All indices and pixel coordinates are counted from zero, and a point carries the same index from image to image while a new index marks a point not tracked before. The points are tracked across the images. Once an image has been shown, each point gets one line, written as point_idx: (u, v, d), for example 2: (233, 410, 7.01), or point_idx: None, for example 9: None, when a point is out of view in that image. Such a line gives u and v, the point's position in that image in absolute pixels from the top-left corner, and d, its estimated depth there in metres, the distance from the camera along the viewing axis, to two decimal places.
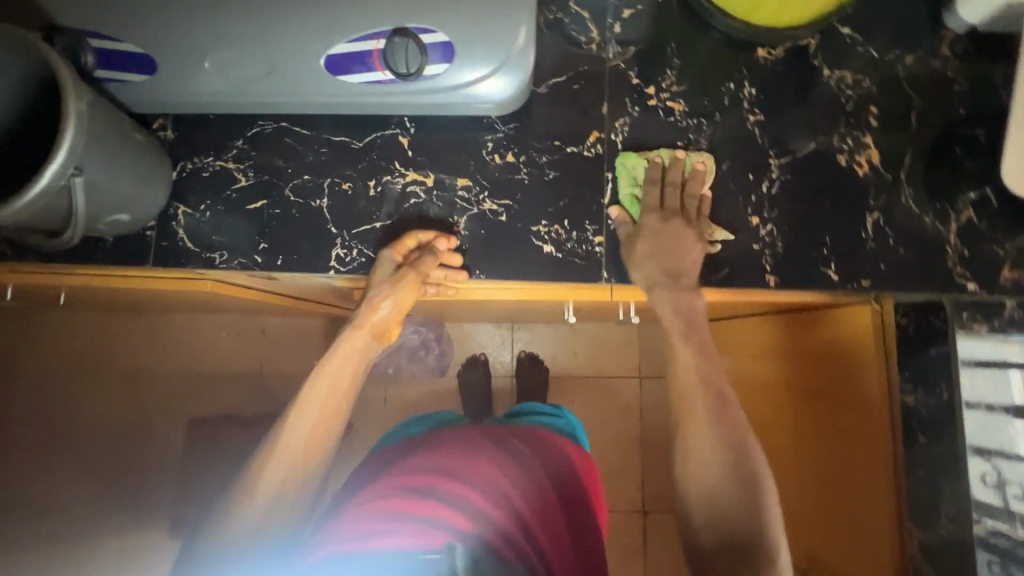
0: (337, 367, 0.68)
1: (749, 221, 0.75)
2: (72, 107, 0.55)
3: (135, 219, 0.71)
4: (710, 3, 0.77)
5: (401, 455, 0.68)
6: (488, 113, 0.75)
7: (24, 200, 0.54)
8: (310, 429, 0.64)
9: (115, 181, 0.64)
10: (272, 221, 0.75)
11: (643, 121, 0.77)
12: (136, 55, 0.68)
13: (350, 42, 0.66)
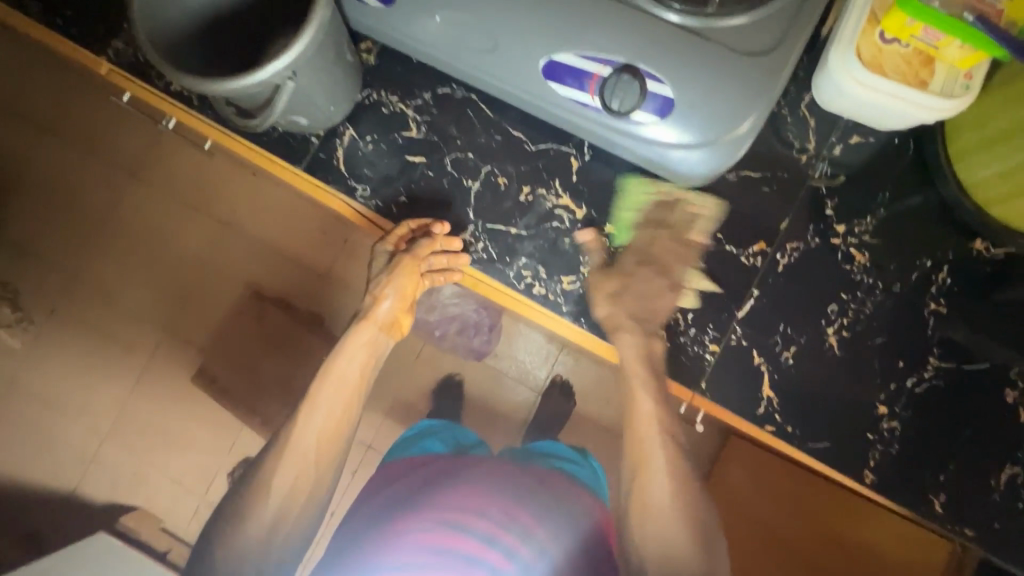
0: (349, 357, 0.72)
1: (876, 408, 0.68)
2: (317, 15, 0.57)
3: (309, 126, 0.74)
4: (950, 169, 0.68)
5: (424, 479, 0.73)
6: (666, 177, 0.72)
7: (239, 83, 0.57)
8: (322, 423, 0.67)
9: (311, 93, 0.66)
10: (421, 181, 0.76)
11: (816, 255, 0.71)
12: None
13: (578, 57, 0.65)
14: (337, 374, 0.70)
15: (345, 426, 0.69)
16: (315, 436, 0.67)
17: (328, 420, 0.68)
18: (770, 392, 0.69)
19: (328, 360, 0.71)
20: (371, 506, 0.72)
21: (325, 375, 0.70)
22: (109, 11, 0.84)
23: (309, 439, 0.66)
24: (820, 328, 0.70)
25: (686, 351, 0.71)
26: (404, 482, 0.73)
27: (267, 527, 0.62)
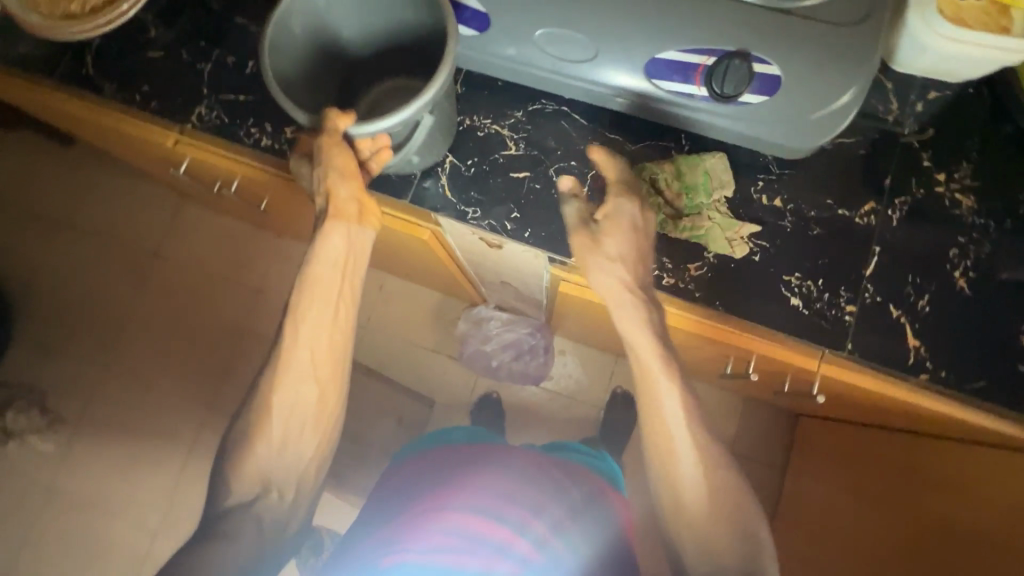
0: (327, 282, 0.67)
1: (1020, 340, 0.70)
2: (452, 49, 0.61)
3: (420, 164, 0.77)
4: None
5: (431, 468, 0.82)
6: (768, 153, 0.75)
7: (386, 122, 0.62)
8: (316, 355, 0.67)
9: (438, 131, 0.73)
10: (529, 194, 0.78)
11: (923, 205, 0.74)
12: (475, 10, 0.71)
13: (683, 53, 0.68)
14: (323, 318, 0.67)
15: (336, 368, 0.68)
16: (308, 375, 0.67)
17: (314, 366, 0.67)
18: (915, 341, 0.70)
19: (336, 311, 0.68)
20: (390, 494, 0.81)
21: (317, 317, 0.67)
22: (187, 80, 0.85)
23: (301, 379, 0.67)
24: (945, 272, 0.72)
25: (824, 317, 0.72)
26: (418, 472, 0.82)
27: (262, 472, 0.66)
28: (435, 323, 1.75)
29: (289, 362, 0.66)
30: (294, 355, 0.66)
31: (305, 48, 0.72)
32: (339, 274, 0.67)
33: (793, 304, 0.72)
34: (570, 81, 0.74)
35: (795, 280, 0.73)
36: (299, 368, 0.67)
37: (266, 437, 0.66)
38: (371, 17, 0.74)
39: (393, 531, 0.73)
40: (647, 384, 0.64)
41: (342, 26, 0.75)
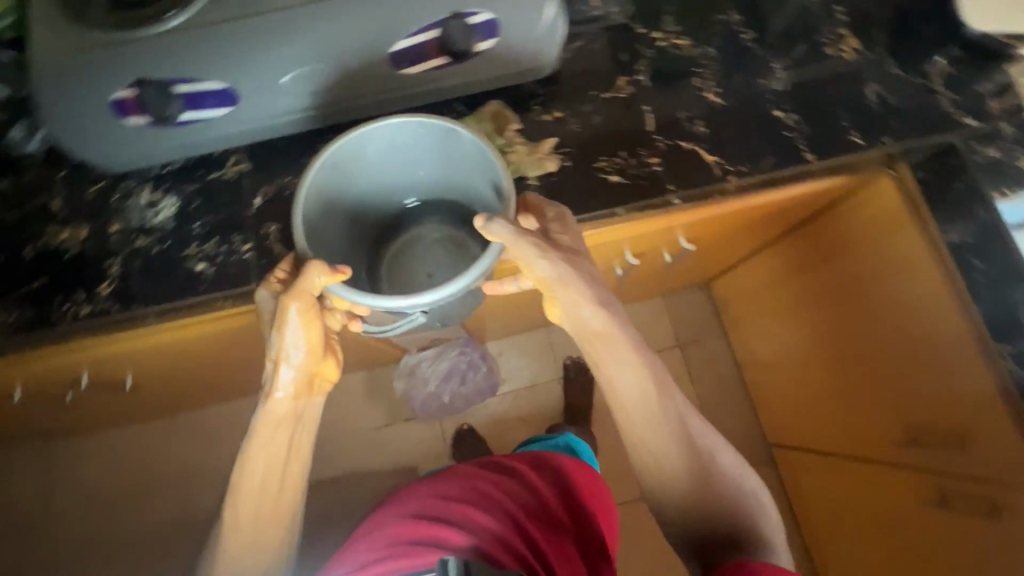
0: (276, 416, 0.67)
1: (775, 115, 0.86)
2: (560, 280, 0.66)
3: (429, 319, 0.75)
4: None
5: (435, 487, 0.82)
6: (526, 81, 0.85)
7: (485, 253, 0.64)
8: (285, 462, 0.68)
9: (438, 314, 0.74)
10: (361, 216, 0.81)
11: (658, 61, 0.89)
12: (218, 90, 0.75)
13: (411, 36, 0.75)
14: (291, 417, 0.68)
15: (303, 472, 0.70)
16: (265, 473, 0.67)
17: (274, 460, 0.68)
18: (712, 156, 0.84)
19: (297, 412, 0.69)
20: (389, 516, 0.80)
21: (273, 417, 0.67)
22: None
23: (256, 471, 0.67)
24: (701, 97, 0.87)
25: (641, 177, 0.83)
26: (424, 495, 0.82)
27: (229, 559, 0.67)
28: (374, 399, 1.71)
29: (245, 460, 0.67)
30: (253, 454, 0.67)
31: (347, 208, 0.77)
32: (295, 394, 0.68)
33: (614, 180, 0.82)
34: (337, 104, 0.80)
35: (604, 162, 0.83)
36: (256, 468, 0.67)
37: (231, 529, 0.67)
38: (451, 170, 0.78)
39: (394, 546, 0.73)
40: (596, 355, 0.70)
41: (395, 177, 0.79)
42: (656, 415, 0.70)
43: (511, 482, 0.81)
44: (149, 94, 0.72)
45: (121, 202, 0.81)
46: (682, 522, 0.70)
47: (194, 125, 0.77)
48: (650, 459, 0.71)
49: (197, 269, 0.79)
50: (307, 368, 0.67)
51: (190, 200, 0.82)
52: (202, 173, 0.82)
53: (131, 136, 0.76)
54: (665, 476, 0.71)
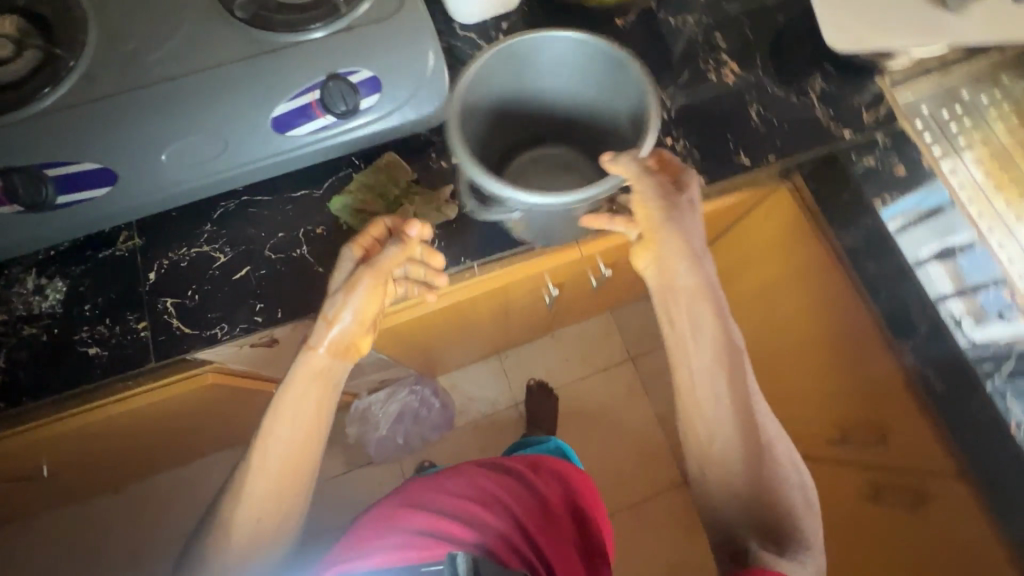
0: (297, 394, 0.64)
1: (666, 143, 0.89)
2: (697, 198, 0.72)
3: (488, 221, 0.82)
4: None
5: (442, 479, 0.81)
6: (423, 129, 0.84)
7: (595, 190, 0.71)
8: (287, 455, 0.63)
9: (536, 224, 0.78)
10: (261, 282, 0.79)
11: (552, 98, 0.91)
12: (92, 170, 0.73)
13: (290, 100, 0.76)
14: (317, 397, 0.65)
15: (305, 469, 0.64)
16: (287, 456, 0.63)
17: (294, 444, 0.63)
18: None
19: (328, 391, 0.66)
20: (402, 499, 0.78)
21: (301, 396, 0.64)
22: None
23: (280, 449, 0.63)
24: None
25: None
26: (432, 484, 0.81)
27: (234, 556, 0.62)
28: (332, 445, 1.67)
29: (268, 436, 0.63)
30: (277, 425, 0.63)
31: (483, 119, 0.87)
32: (348, 354, 0.66)
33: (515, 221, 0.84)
34: (229, 172, 0.77)
35: None
36: (279, 445, 0.63)
37: (250, 498, 0.63)
38: (584, 95, 0.88)
39: (405, 527, 0.73)
40: (680, 337, 0.70)
41: (554, 87, 0.89)
42: (723, 413, 0.68)
43: (518, 481, 0.81)
44: (9, 181, 0.69)
45: (6, 290, 0.78)
46: (744, 512, 0.67)
47: (73, 207, 0.74)
48: (718, 454, 0.69)
49: (90, 354, 0.76)
50: (354, 337, 0.65)
51: (79, 282, 0.78)
52: (92, 252, 0.80)
53: (3, 226, 0.72)
54: (725, 472, 0.68)
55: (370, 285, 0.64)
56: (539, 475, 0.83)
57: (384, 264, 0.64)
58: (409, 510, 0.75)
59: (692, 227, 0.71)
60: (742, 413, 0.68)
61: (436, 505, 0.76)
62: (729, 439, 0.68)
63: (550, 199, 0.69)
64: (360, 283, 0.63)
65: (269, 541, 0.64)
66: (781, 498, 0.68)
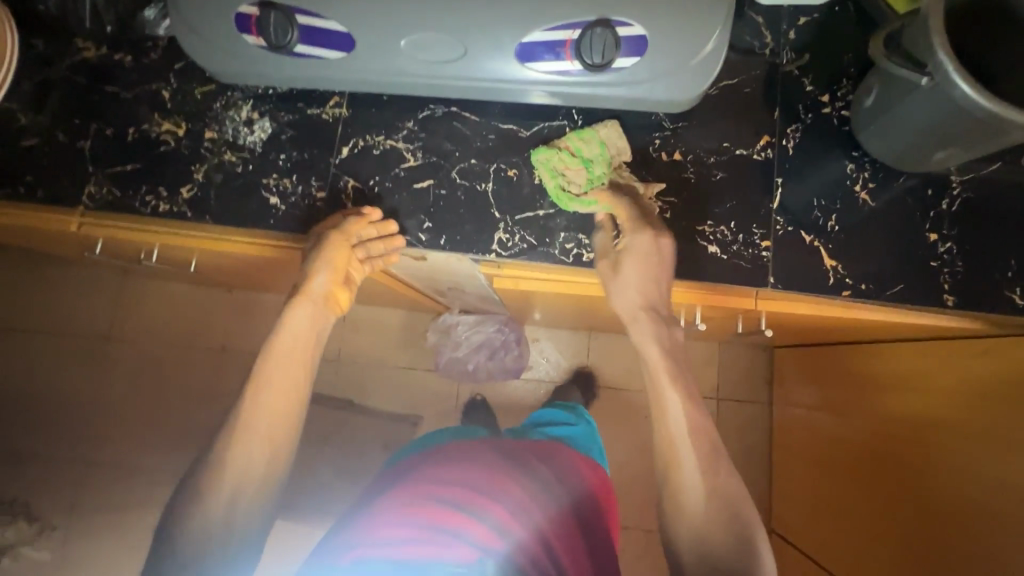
0: (290, 338, 0.71)
1: (928, 238, 0.72)
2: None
3: (861, 106, 0.71)
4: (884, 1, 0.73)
5: (490, 475, 0.68)
6: (659, 110, 0.75)
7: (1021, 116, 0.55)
8: (279, 397, 0.67)
9: (900, 117, 0.65)
10: (437, 201, 0.77)
11: (817, 129, 0.76)
12: (337, 33, 0.70)
13: (546, 31, 0.68)
14: (296, 369, 0.70)
15: (303, 391, 0.70)
16: (287, 426, 0.67)
17: (294, 420, 0.68)
18: (832, 261, 0.72)
19: (312, 375, 0.71)
20: (415, 492, 0.65)
21: (298, 374, 0.70)
22: (67, 163, 0.83)
23: (268, 421, 0.66)
24: (849, 190, 0.74)
25: (743, 256, 0.73)
26: (468, 472, 0.68)
27: (225, 489, 0.62)
28: (406, 341, 1.73)
29: (263, 381, 0.68)
30: (262, 404, 0.67)
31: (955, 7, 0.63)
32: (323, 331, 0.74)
33: (711, 251, 0.74)
34: (459, 81, 0.74)
35: (708, 228, 0.74)
36: (268, 418, 0.66)
37: (250, 432, 0.65)
38: None
39: (455, 536, 0.60)
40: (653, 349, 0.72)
41: None
42: (704, 431, 0.69)
43: (542, 479, 0.72)
44: (271, 22, 0.69)
45: (222, 112, 0.82)
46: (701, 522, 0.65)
47: (304, 59, 0.74)
48: (689, 465, 0.67)
49: (270, 202, 0.79)
50: (319, 319, 0.73)
51: (283, 129, 0.81)
52: (302, 106, 0.81)
53: (244, 55, 0.74)
54: (687, 478, 0.67)
55: (333, 271, 0.73)
56: (560, 478, 0.75)
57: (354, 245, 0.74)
58: (454, 513, 0.62)
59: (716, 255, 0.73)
60: (707, 445, 0.68)
61: (483, 508, 0.63)
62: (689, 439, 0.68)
63: (981, 100, 0.55)
64: (326, 245, 0.72)
65: (251, 483, 0.64)
66: (744, 537, 0.64)
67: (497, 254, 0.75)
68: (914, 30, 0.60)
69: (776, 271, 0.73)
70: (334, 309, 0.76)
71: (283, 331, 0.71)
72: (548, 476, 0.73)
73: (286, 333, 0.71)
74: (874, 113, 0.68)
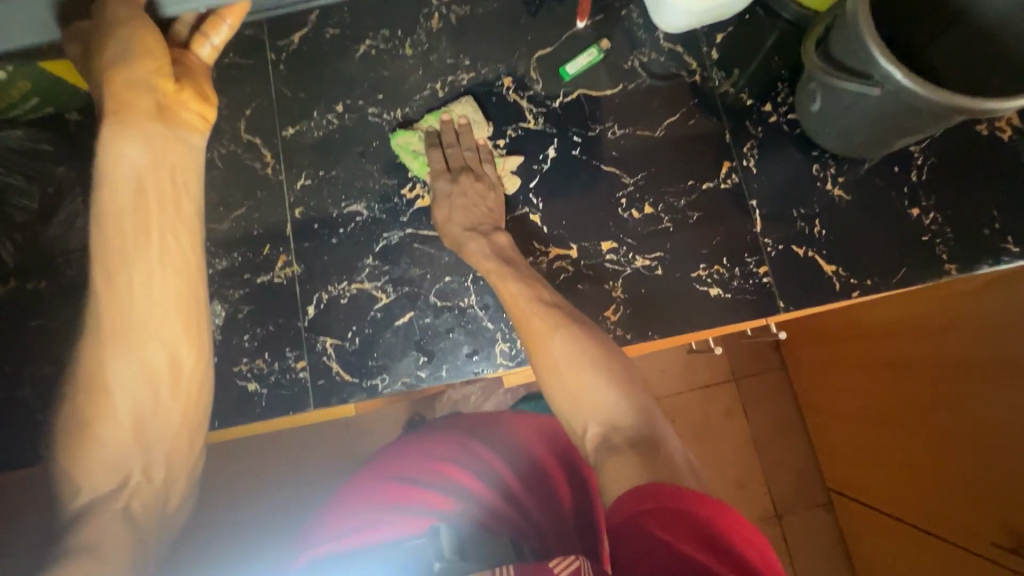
0: (151, 238, 0.54)
1: (913, 215, 0.72)
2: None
3: (808, 112, 0.70)
4: None
5: (449, 441, 0.61)
6: None
7: (994, 102, 0.51)
8: (153, 323, 0.54)
9: (859, 117, 0.63)
10: (424, 331, 0.72)
11: (771, 139, 0.75)
12: None
13: None
14: (145, 333, 0.54)
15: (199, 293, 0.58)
16: (164, 413, 0.55)
17: (170, 411, 0.55)
18: (832, 266, 0.71)
19: (172, 342, 0.55)
20: (375, 474, 0.60)
21: (145, 349, 0.54)
22: (12, 419, 0.73)
23: (131, 401, 0.53)
24: (822, 191, 0.73)
25: (747, 289, 0.72)
26: (428, 443, 0.61)
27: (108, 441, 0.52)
28: None
29: (115, 295, 0.53)
30: (111, 392, 0.53)
31: None
32: (183, 279, 0.56)
33: (713, 293, 0.72)
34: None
35: (702, 271, 0.72)
36: (129, 409, 0.53)
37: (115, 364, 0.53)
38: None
39: (409, 512, 0.56)
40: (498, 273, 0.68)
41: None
42: (581, 340, 0.62)
43: (490, 441, 0.61)
44: None
45: None
46: (600, 413, 0.57)
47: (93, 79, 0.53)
48: (571, 371, 0.60)
49: (250, 389, 0.72)
50: (163, 273, 0.55)
51: (239, 306, 0.74)
52: (250, 276, 0.75)
53: None
54: (563, 359, 0.61)
55: (155, 182, 0.55)
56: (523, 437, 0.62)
57: (174, 94, 0.55)
58: (409, 488, 0.57)
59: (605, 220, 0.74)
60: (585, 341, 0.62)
61: (433, 480, 0.58)
62: (587, 346, 0.62)
63: (934, 96, 0.52)
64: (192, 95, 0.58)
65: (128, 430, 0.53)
66: (647, 414, 0.56)
67: (504, 366, 0.71)
68: (844, 37, 0.57)
69: (784, 293, 0.71)
70: (192, 241, 0.58)
71: (118, 301, 0.53)
72: (524, 434, 0.62)
73: (111, 287, 0.53)
74: (826, 115, 0.67)
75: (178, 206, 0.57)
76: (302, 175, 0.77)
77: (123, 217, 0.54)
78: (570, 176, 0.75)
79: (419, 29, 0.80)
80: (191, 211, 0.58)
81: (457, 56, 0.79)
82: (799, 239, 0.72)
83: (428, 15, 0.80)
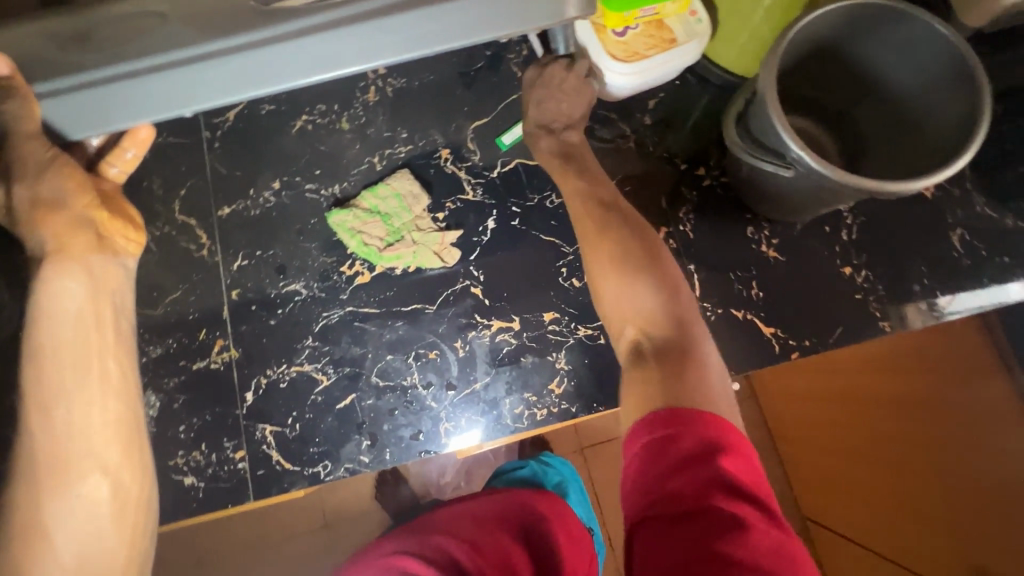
0: (83, 359, 0.54)
1: (845, 274, 0.73)
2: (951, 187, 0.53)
3: (737, 176, 0.71)
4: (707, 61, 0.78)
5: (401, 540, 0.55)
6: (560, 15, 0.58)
7: (893, 186, 0.53)
8: (91, 450, 0.53)
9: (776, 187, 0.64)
10: (366, 414, 0.71)
11: (706, 202, 0.76)
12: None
13: None
14: (86, 460, 0.53)
15: (136, 413, 0.58)
16: (109, 551, 0.53)
17: (115, 549, 0.54)
18: (770, 328, 0.72)
19: (115, 468, 0.54)
20: None
21: (87, 482, 0.53)
22: None
23: (76, 538, 0.52)
24: (757, 253, 0.74)
25: None
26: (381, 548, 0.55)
27: None
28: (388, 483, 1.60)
29: (53, 419, 0.52)
30: (51, 532, 0.51)
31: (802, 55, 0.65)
32: (122, 402, 0.56)
33: None
34: None
35: None
36: (72, 554, 0.52)
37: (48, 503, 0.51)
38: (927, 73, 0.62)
39: None
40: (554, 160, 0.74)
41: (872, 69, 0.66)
42: (626, 242, 0.66)
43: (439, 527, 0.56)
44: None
45: None
46: (646, 306, 0.63)
47: None
48: (620, 273, 0.65)
49: (186, 483, 0.70)
50: (104, 395, 0.55)
51: (174, 396, 0.72)
52: (185, 363, 0.73)
53: None
54: (610, 249, 0.66)
55: (93, 314, 0.55)
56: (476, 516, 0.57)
57: (105, 219, 0.58)
58: None
59: (546, 290, 0.74)
60: (632, 251, 0.66)
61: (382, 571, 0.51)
62: (633, 253, 0.65)
63: (838, 179, 0.54)
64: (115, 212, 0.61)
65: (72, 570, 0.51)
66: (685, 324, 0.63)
67: (450, 445, 0.70)
68: (758, 116, 0.59)
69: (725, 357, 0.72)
70: (127, 360, 0.59)
71: (52, 435, 0.52)
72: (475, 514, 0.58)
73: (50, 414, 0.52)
74: (753, 183, 0.68)
75: (112, 328, 0.57)
76: (239, 256, 0.76)
77: (52, 349, 0.53)
78: (511, 247, 0.75)
79: (355, 102, 0.80)
80: (125, 331, 0.59)
81: (394, 128, 0.79)
82: (737, 302, 0.73)
83: (364, 88, 0.80)
